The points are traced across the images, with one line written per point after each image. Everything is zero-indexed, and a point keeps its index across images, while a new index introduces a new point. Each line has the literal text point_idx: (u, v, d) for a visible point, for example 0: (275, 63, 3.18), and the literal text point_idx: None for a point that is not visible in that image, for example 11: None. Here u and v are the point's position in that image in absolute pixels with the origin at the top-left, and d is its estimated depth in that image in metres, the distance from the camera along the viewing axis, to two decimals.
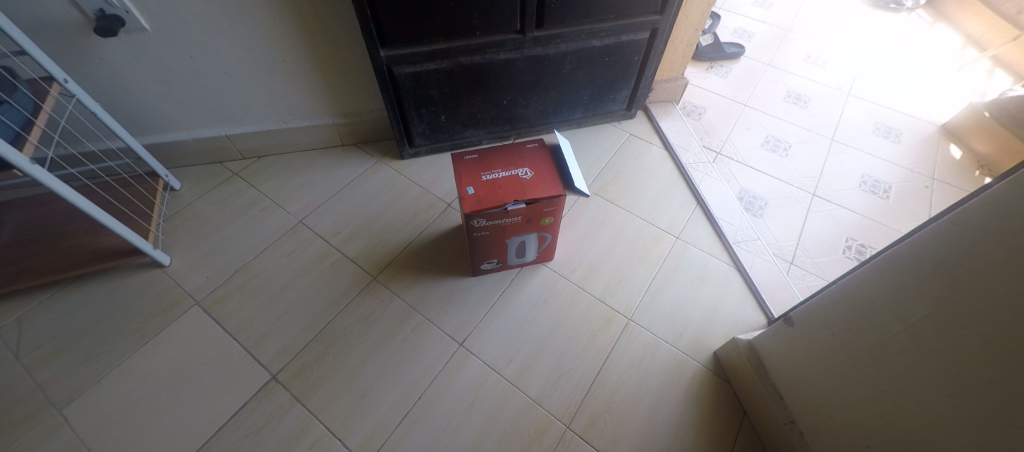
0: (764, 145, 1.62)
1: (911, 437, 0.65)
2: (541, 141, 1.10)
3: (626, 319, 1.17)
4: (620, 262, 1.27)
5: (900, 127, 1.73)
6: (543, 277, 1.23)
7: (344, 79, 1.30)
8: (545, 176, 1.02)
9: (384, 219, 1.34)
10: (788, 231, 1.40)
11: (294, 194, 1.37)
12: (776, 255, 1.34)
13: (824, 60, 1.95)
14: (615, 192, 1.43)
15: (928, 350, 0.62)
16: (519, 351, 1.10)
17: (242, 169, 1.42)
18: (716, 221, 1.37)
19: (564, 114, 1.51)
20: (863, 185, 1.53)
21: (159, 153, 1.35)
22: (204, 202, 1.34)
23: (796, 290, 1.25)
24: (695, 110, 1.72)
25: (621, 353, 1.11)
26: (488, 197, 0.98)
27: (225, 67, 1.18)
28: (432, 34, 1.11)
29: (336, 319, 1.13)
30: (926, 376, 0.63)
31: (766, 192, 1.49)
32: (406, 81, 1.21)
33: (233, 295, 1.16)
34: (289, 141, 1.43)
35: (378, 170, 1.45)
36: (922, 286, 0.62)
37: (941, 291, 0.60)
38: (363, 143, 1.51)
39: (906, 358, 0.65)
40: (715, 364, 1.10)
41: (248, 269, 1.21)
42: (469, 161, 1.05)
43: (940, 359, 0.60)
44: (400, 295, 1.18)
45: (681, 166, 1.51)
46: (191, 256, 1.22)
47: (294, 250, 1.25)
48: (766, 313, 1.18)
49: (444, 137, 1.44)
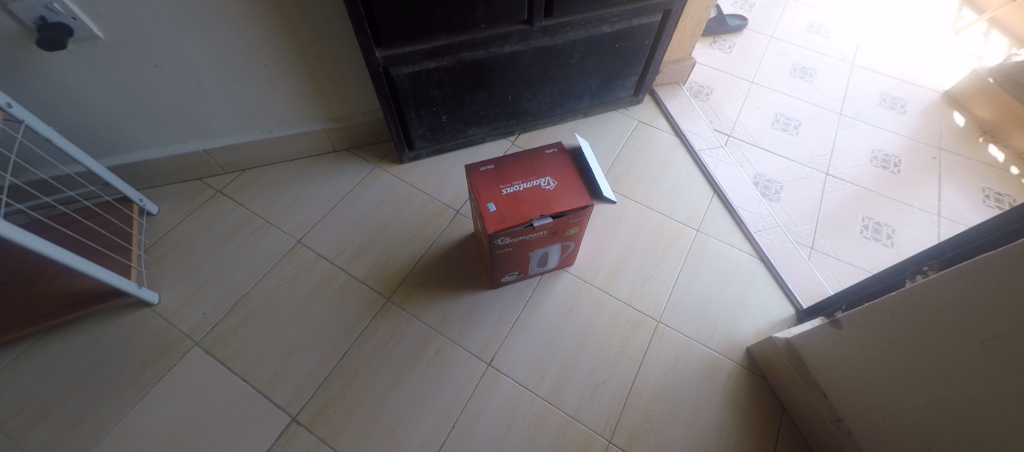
0: (774, 124, 1.58)
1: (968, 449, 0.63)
2: (561, 144, 1.02)
3: (655, 322, 1.12)
4: (643, 262, 1.22)
5: (904, 96, 1.70)
6: (566, 283, 1.18)
7: (333, 81, 1.17)
8: (570, 185, 0.95)
9: (390, 232, 1.25)
10: (806, 215, 1.35)
11: (287, 211, 1.26)
12: (796, 241, 1.28)
13: (827, 29, 1.90)
14: (630, 186, 1.37)
15: (1002, 368, 0.55)
16: (550, 366, 1.06)
17: (226, 185, 1.29)
18: (734, 211, 1.32)
19: (570, 104, 1.42)
20: (875, 162, 1.50)
21: (129, 175, 1.20)
22: (188, 226, 1.21)
23: (821, 277, 1.20)
24: (703, 90, 1.66)
25: (654, 358, 1.07)
26: (512, 214, 0.90)
27: (198, 77, 1.04)
28: (432, 29, 1.00)
29: (353, 348, 1.06)
30: (998, 391, 0.56)
31: (780, 174, 1.45)
32: (405, 82, 1.10)
33: (237, 331, 1.07)
34: (276, 152, 1.30)
35: (377, 178, 1.34)
36: (990, 297, 0.55)
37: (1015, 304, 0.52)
38: (357, 148, 1.39)
39: (976, 370, 0.59)
40: (749, 360, 1.07)
41: (249, 300, 1.11)
42: (486, 172, 0.97)
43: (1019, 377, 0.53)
44: (418, 317, 1.12)
45: (693, 152, 1.45)
46: (183, 291, 1.12)
47: (297, 274, 1.16)
48: (794, 303, 1.15)
49: (446, 137, 1.35)
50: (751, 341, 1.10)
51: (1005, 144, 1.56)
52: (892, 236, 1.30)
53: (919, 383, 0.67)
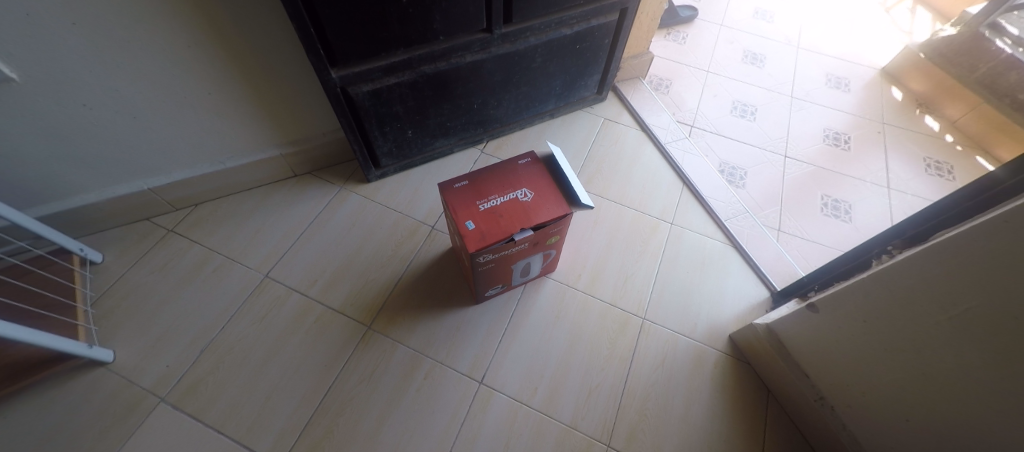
0: (732, 111, 1.61)
1: (940, 417, 0.67)
2: (534, 154, 1.01)
3: (641, 320, 1.13)
4: (623, 261, 1.23)
5: (847, 76, 1.76)
6: (550, 290, 1.17)
7: (287, 104, 1.11)
8: (547, 194, 0.94)
9: (364, 256, 1.20)
10: (770, 197, 1.38)
11: (250, 245, 1.18)
12: (763, 224, 1.32)
13: (772, 14, 1.98)
14: (602, 185, 1.37)
15: (970, 342, 0.59)
16: (542, 377, 1.05)
17: (178, 223, 1.19)
18: (704, 201, 1.34)
19: (536, 108, 1.41)
20: (828, 140, 1.54)
21: (65, 224, 1.09)
22: (139, 272, 1.12)
23: (791, 259, 1.24)
24: (662, 83, 1.68)
25: (643, 355, 1.08)
26: (492, 230, 0.89)
27: (135, 112, 0.95)
28: (389, 45, 0.97)
29: (337, 384, 1.01)
30: (967, 362, 0.60)
31: (743, 160, 1.47)
32: (365, 101, 1.06)
33: (207, 380, 0.99)
34: (231, 182, 1.22)
35: (344, 200, 1.28)
36: (952, 277, 0.59)
37: (976, 282, 0.56)
38: (319, 171, 1.32)
39: (944, 345, 0.62)
40: (732, 348, 1.10)
41: (218, 346, 1.04)
42: (461, 189, 0.95)
43: (985, 349, 0.57)
44: (403, 342, 1.08)
45: (659, 145, 1.46)
46: (141, 344, 1.03)
47: (267, 312, 1.09)
48: (768, 286, 1.19)
49: (413, 152, 1.31)
50: (732, 329, 1.13)
51: (938, 114, 1.64)
52: (849, 212, 1.35)
53: (889, 360, 0.72)
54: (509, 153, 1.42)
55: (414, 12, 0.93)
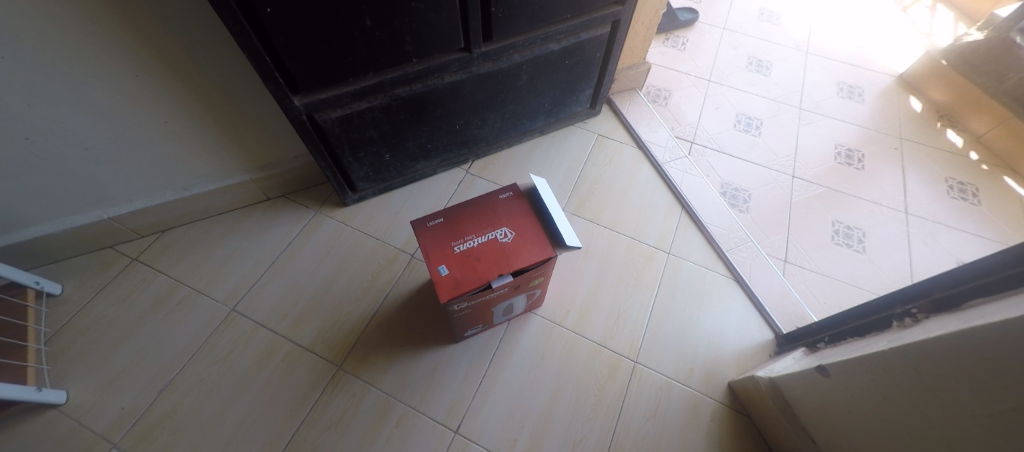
0: (736, 126, 1.47)
1: None
2: (516, 187, 0.93)
3: (632, 363, 1.06)
4: (614, 295, 1.15)
5: (861, 84, 1.61)
6: (536, 328, 1.10)
7: (252, 128, 1.03)
8: (529, 234, 0.86)
9: (338, 287, 1.13)
10: (776, 223, 1.27)
11: (217, 276, 1.12)
12: (769, 255, 1.21)
13: (778, 16, 1.85)
14: (595, 209, 1.28)
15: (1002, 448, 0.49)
16: (524, 426, 0.98)
17: (142, 251, 1.13)
18: (705, 228, 1.24)
19: (525, 125, 1.33)
20: (840, 159, 1.39)
21: (19, 255, 1.03)
22: (99, 304, 1.05)
23: (797, 294, 1.15)
24: (661, 94, 1.56)
25: (633, 405, 1.01)
26: (466, 276, 0.81)
27: (83, 142, 0.89)
28: (357, 70, 0.89)
29: (302, 430, 0.95)
30: None
31: (747, 181, 1.35)
32: (335, 127, 0.98)
33: (164, 425, 0.93)
34: (199, 208, 1.16)
35: (319, 226, 1.21)
36: (990, 370, 0.50)
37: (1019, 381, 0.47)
38: (295, 194, 1.25)
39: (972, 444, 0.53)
40: (731, 396, 1.02)
41: (178, 387, 0.98)
42: (436, 228, 0.86)
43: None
44: (375, 384, 1.01)
45: (657, 166, 1.36)
46: (96, 384, 0.97)
47: (232, 350, 1.03)
48: (773, 328, 1.10)
49: (393, 174, 1.23)
50: (732, 375, 1.04)
51: (961, 128, 1.50)
52: (863, 241, 1.23)
53: (907, 443, 0.63)
54: (496, 173, 1.33)
55: (382, 35, 0.84)
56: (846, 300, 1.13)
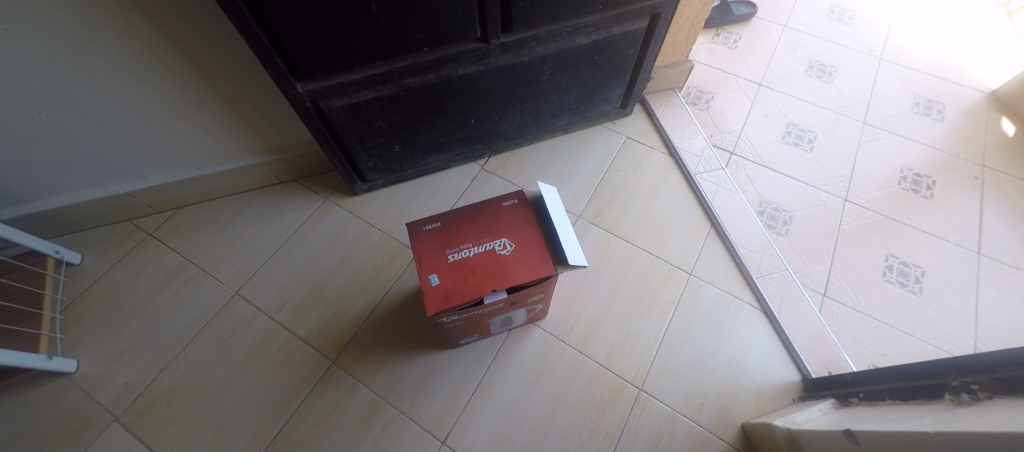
0: (785, 137, 1.32)
1: None
2: (522, 194, 0.86)
3: (636, 390, 0.98)
4: (625, 314, 1.07)
5: (941, 99, 1.40)
6: (537, 342, 1.04)
7: (261, 111, 1.01)
8: (530, 248, 0.79)
9: (339, 279, 1.11)
10: (818, 251, 1.13)
11: (225, 257, 1.13)
12: (806, 286, 1.09)
13: (850, 15, 1.64)
14: (613, 218, 1.19)
15: None
16: (513, 445, 0.93)
17: (157, 227, 1.16)
18: (735, 251, 1.13)
19: (547, 123, 1.25)
20: (905, 183, 1.22)
21: (45, 222, 1.07)
22: (114, 276, 1.09)
23: (834, 335, 1.02)
24: (702, 96, 1.42)
25: (633, 436, 0.94)
26: (457, 288, 0.75)
27: (95, 117, 0.90)
28: (363, 58, 0.83)
29: (290, 424, 0.94)
30: None
31: (790, 202, 1.21)
32: (341, 116, 0.94)
33: (162, 403, 0.95)
34: (213, 188, 1.17)
35: (327, 213, 1.20)
36: None
37: None
38: (305, 179, 1.25)
39: None
40: (743, 440, 0.93)
41: (178, 366, 0.99)
42: (431, 233, 0.81)
43: None
44: (366, 383, 0.99)
45: (688, 176, 1.24)
46: (105, 355, 1.00)
47: (231, 334, 1.04)
48: (801, 370, 0.98)
49: (403, 166, 1.20)
50: (747, 416, 0.95)
51: None
52: (921, 281, 1.08)
53: None
54: (512, 172, 1.26)
55: (389, 22, 0.78)
56: (891, 347, 1.00)
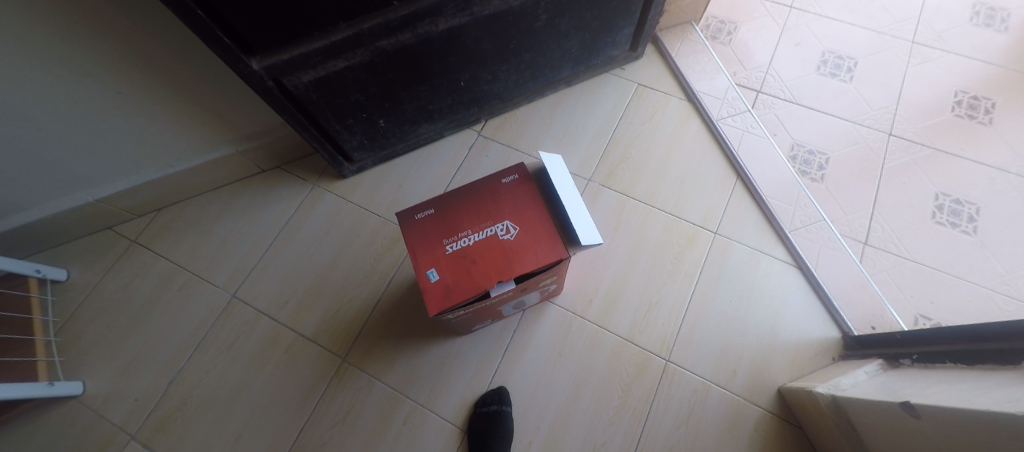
0: (820, 67, 1.16)
1: None
2: (523, 167, 0.75)
3: (663, 361, 0.93)
4: (647, 282, 0.99)
5: (1006, 5, 1.21)
6: (554, 319, 0.98)
7: (223, 96, 0.90)
8: (536, 229, 0.70)
9: (339, 271, 1.05)
10: (858, 196, 1.02)
11: (217, 259, 1.07)
12: (845, 235, 0.99)
13: None
14: (628, 178, 1.08)
15: None
16: (538, 428, 0.90)
17: (140, 232, 1.09)
18: (765, 203, 1.02)
19: (546, 76, 1.11)
20: (959, 109, 1.08)
21: (20, 241, 1.01)
22: (104, 290, 1.03)
23: (877, 287, 0.94)
24: (724, 28, 1.25)
25: (663, 409, 0.89)
26: (459, 283, 0.68)
27: (37, 123, 0.79)
28: (323, 20, 0.70)
29: (309, 425, 0.92)
30: None
31: (826, 142, 1.08)
32: (311, 93, 0.82)
33: (176, 417, 0.93)
34: (190, 184, 1.09)
35: (317, 200, 1.12)
36: None
37: None
38: (290, 164, 1.16)
39: None
40: (780, 404, 0.87)
41: (186, 378, 0.96)
42: (425, 222, 0.72)
43: None
44: (381, 378, 0.95)
45: (709, 122, 1.11)
46: (109, 373, 0.96)
47: (235, 340, 0.99)
48: (841, 327, 0.91)
49: (391, 140, 1.09)
50: (784, 379, 0.89)
51: None
52: (974, 219, 0.97)
53: None
54: (512, 135, 1.15)
55: None
56: (940, 294, 0.92)
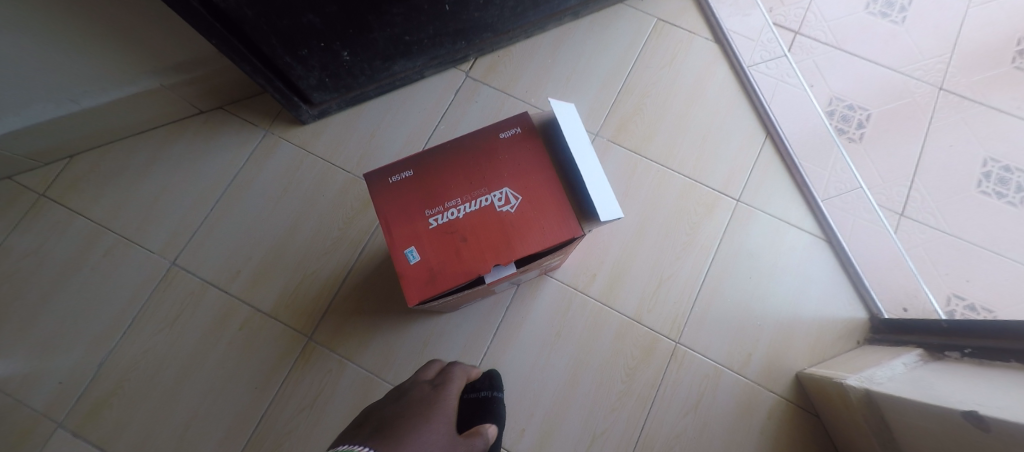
0: (869, 6, 1.00)
1: None
2: (526, 118, 0.59)
3: (672, 344, 0.83)
4: (658, 255, 0.87)
5: None
6: (552, 296, 0.86)
7: (129, 9, 0.68)
8: (542, 199, 0.55)
9: (302, 235, 0.89)
10: (899, 160, 0.91)
11: (151, 218, 0.89)
12: (880, 205, 0.89)
13: None
14: (642, 133, 0.93)
15: None
16: (532, 416, 0.80)
17: (49, 185, 0.90)
18: (796, 167, 0.90)
19: (549, 4, 0.92)
20: (1020, 60, 0.94)
21: None
22: (11, 254, 0.86)
23: (912, 263, 0.85)
24: None
25: (670, 396, 0.80)
26: (446, 267, 0.53)
27: None
28: None
29: (271, 412, 0.80)
30: None
31: (869, 95, 0.95)
32: (245, 9, 0.62)
33: (112, 402, 0.80)
34: (109, 126, 0.88)
35: (271, 151, 0.94)
36: None
37: None
38: (237, 105, 0.96)
39: None
40: (798, 390, 0.80)
41: (121, 359, 0.82)
42: (402, 187, 0.57)
43: None
44: (353, 360, 0.83)
45: (738, 68, 0.96)
46: (26, 351, 0.81)
47: (178, 315, 0.84)
48: (869, 307, 0.83)
49: (360, 79, 0.90)
50: (804, 364, 0.81)
51: None
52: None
53: None
54: (507, 78, 0.97)
55: None
56: (981, 272, 0.83)
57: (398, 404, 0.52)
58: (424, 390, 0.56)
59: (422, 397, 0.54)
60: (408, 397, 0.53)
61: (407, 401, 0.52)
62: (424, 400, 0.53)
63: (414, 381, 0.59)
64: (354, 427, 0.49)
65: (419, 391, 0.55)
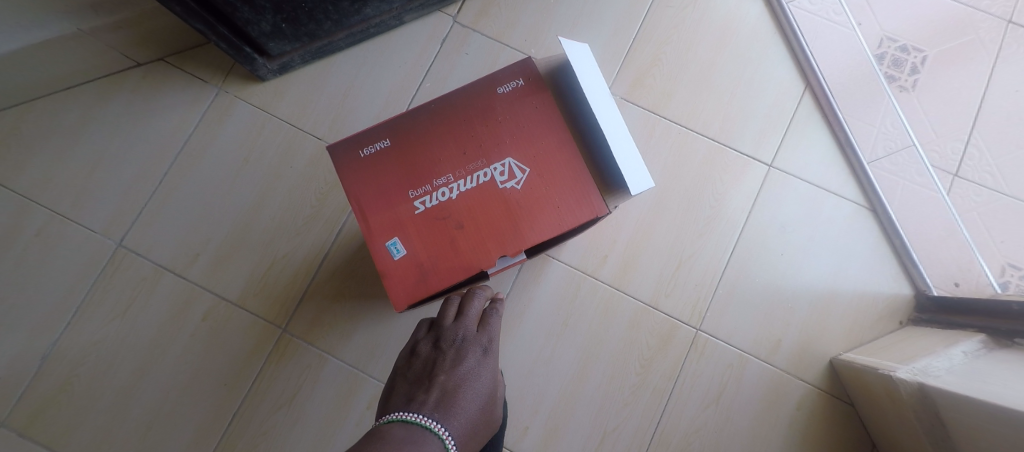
0: None
1: None
2: (529, 63, 0.46)
3: (693, 330, 0.74)
4: (679, 229, 0.76)
5: None
6: (558, 279, 0.75)
7: None
8: (556, 172, 0.43)
9: (268, 213, 0.77)
10: (955, 115, 0.79)
11: (90, 193, 0.76)
12: (931, 166, 0.78)
13: None
14: (661, 87, 0.79)
15: None
16: (536, 412, 0.72)
17: None
18: (839, 122, 0.78)
19: None
20: None
21: None
22: None
23: (966, 233, 0.76)
24: None
25: (690, 386, 0.72)
26: (440, 262, 0.43)
27: None
28: None
29: (244, 411, 0.71)
30: None
31: (925, 38, 0.81)
32: None
33: (59, 401, 0.70)
34: (23, 82, 0.73)
35: (226, 114, 0.80)
36: None
37: None
38: (182, 57, 0.81)
39: None
40: (831, 377, 0.72)
41: (66, 352, 0.72)
42: (376, 162, 0.44)
43: None
44: (334, 353, 0.73)
45: (774, 7, 0.82)
46: None
47: (129, 304, 0.74)
48: (914, 283, 0.74)
49: (326, 27, 0.74)
50: (839, 349, 0.73)
51: None
52: None
53: None
54: (502, 23, 0.81)
55: None
56: None
57: (449, 367, 0.42)
58: (471, 357, 0.43)
59: (471, 370, 0.42)
60: (456, 369, 0.41)
61: (456, 369, 0.41)
62: (470, 373, 0.41)
63: (455, 332, 0.44)
64: (410, 379, 0.42)
65: (467, 361, 0.42)
